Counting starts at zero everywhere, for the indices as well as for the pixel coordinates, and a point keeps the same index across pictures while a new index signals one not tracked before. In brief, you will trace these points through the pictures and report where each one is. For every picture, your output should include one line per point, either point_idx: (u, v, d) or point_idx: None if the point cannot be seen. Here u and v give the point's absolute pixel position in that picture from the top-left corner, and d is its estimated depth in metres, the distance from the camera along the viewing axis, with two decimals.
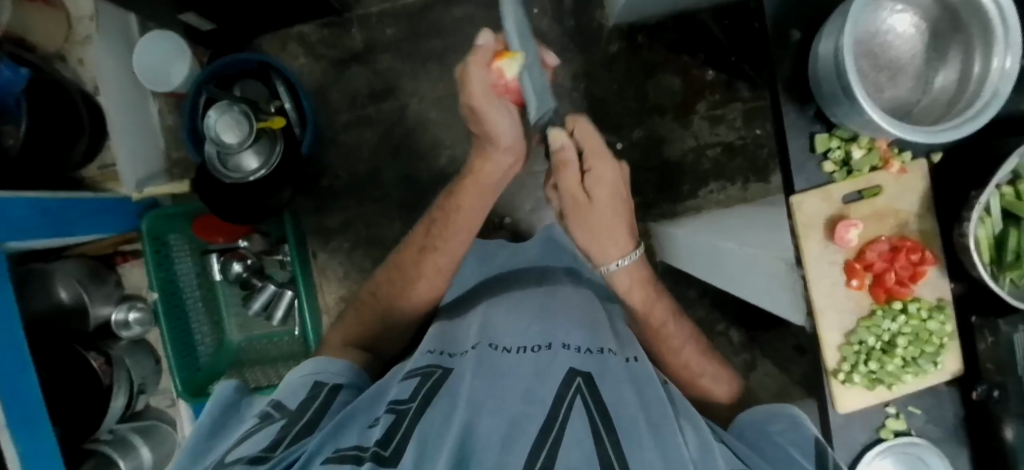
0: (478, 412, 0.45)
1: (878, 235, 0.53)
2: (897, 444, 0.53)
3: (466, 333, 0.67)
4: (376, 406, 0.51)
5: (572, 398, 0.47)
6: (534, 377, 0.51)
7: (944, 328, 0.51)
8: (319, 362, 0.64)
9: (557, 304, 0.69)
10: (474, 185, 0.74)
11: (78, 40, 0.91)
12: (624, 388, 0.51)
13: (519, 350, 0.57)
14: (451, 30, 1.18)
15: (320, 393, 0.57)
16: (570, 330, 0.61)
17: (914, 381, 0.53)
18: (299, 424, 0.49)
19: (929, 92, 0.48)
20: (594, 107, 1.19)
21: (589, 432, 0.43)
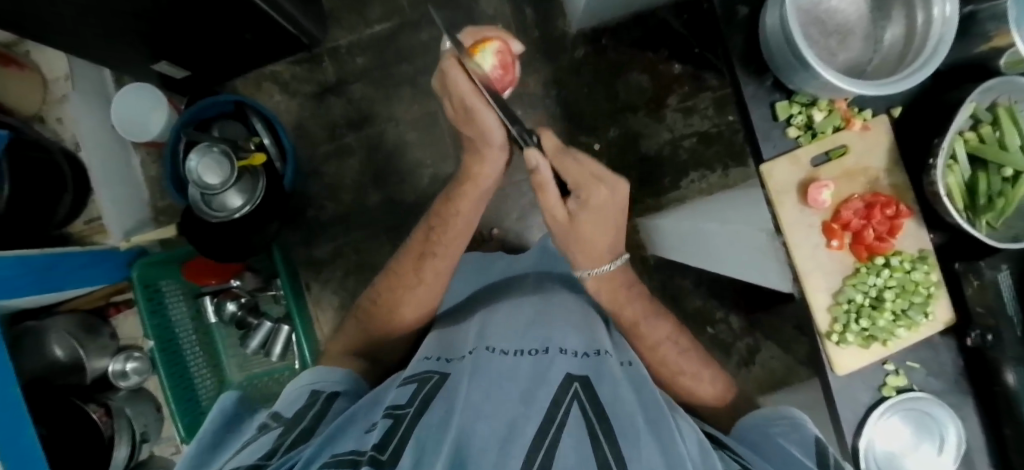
0: (476, 410, 0.44)
1: (851, 194, 0.53)
2: (901, 400, 0.53)
3: (462, 340, 0.67)
4: (374, 412, 0.51)
5: (569, 403, 0.46)
6: (531, 380, 0.50)
7: (928, 277, 0.52)
8: (320, 371, 0.64)
9: (552, 307, 0.69)
10: (472, 186, 0.78)
11: (55, 100, 0.93)
12: (621, 389, 0.51)
13: (516, 351, 0.57)
14: (420, 53, 1.21)
15: (316, 402, 0.57)
16: (566, 333, 0.61)
17: (907, 335, 0.53)
18: (296, 431, 0.49)
19: (880, 50, 0.49)
20: (568, 111, 1.21)
21: (586, 434, 0.43)
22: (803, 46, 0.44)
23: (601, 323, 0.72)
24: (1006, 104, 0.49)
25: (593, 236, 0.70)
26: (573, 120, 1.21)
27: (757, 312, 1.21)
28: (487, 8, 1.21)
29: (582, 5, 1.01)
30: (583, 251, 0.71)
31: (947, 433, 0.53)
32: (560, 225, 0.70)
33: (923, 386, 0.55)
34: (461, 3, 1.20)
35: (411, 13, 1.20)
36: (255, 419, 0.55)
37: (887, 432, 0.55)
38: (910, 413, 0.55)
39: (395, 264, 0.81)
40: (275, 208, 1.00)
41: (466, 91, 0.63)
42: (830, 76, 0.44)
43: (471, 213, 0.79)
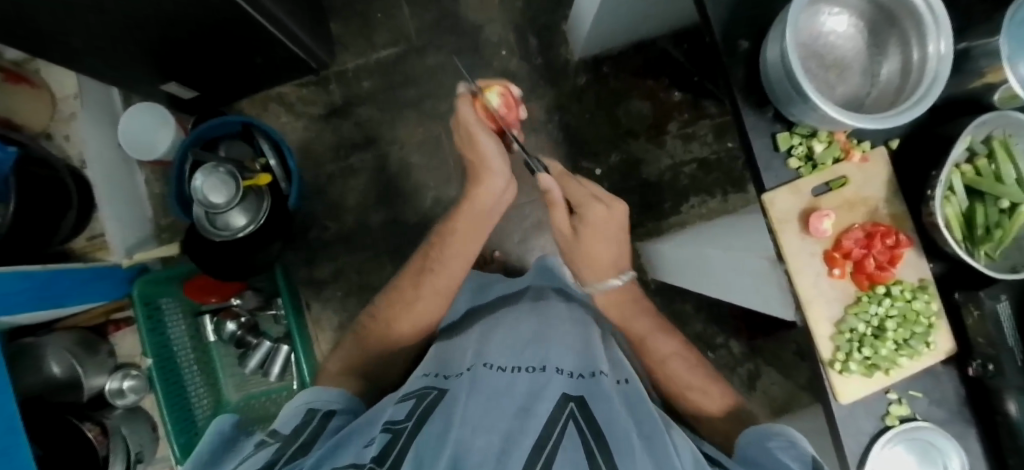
0: (473, 429, 0.44)
1: (851, 224, 0.54)
2: (905, 429, 0.53)
3: (460, 352, 0.66)
4: (371, 427, 0.50)
5: (564, 422, 0.46)
6: (527, 399, 0.50)
7: (929, 308, 0.53)
8: (317, 391, 0.63)
9: (551, 323, 0.69)
10: (469, 215, 0.84)
11: (63, 118, 0.94)
12: (616, 407, 0.51)
13: (512, 368, 0.56)
14: (425, 77, 1.23)
15: (313, 421, 0.56)
16: (564, 351, 0.61)
17: (910, 364, 0.53)
18: (291, 448, 0.49)
19: (877, 84, 0.51)
20: (570, 136, 1.23)
21: (580, 453, 0.43)
22: (801, 80, 0.46)
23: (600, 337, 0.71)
24: (1000, 137, 0.50)
25: (603, 255, 0.80)
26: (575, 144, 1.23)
27: (758, 338, 1.21)
28: (491, 35, 1.24)
29: (585, 35, 1.04)
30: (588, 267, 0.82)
31: (949, 462, 0.53)
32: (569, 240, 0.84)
33: (926, 415, 0.55)
34: (466, 30, 1.23)
35: (417, 38, 1.23)
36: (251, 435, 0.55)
37: (892, 462, 0.54)
38: (915, 443, 0.54)
39: (395, 282, 0.83)
40: (278, 227, 1.01)
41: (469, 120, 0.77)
42: (831, 110, 0.46)
43: (468, 234, 0.83)
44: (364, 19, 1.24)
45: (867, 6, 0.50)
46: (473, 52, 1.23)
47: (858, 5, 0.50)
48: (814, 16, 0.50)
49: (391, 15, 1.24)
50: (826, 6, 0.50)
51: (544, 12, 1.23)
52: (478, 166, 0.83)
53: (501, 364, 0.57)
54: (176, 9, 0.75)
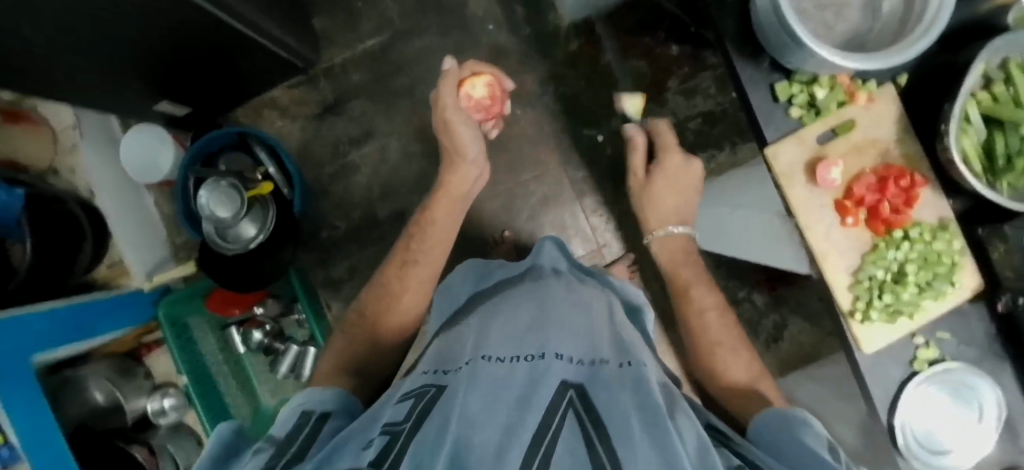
0: (468, 422, 0.41)
1: (861, 169, 0.53)
2: (935, 373, 0.53)
3: (460, 347, 0.62)
4: (370, 429, 0.46)
5: (564, 411, 0.43)
6: (527, 387, 0.47)
7: (953, 247, 0.51)
8: (315, 396, 0.58)
9: (552, 309, 0.66)
10: (448, 195, 0.86)
11: (66, 150, 0.96)
12: (618, 392, 0.47)
13: (511, 357, 0.54)
14: (414, 62, 1.21)
15: (308, 424, 0.51)
16: (564, 338, 0.58)
17: (934, 306, 0.52)
18: (291, 447, 0.44)
19: (879, 19, 0.48)
20: (568, 106, 1.20)
21: (580, 437, 0.39)
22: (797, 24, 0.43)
23: (605, 322, 0.68)
24: (1017, 60, 0.47)
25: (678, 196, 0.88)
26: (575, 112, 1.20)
27: (781, 288, 1.19)
28: (476, 11, 1.20)
29: None
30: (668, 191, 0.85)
31: (983, 392, 0.52)
32: (639, 180, 0.90)
33: (960, 356, 0.54)
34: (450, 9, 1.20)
35: (401, 23, 1.20)
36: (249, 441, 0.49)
37: (925, 407, 0.54)
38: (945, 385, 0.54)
39: (381, 276, 0.82)
40: (288, 235, 1.02)
41: (450, 105, 0.84)
42: (832, 54, 0.43)
43: (446, 221, 0.86)
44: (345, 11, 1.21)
45: None
46: (459, 31, 1.20)
47: None
48: None
49: (371, 4, 1.20)
50: None
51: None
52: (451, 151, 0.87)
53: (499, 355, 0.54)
54: (153, 30, 0.74)
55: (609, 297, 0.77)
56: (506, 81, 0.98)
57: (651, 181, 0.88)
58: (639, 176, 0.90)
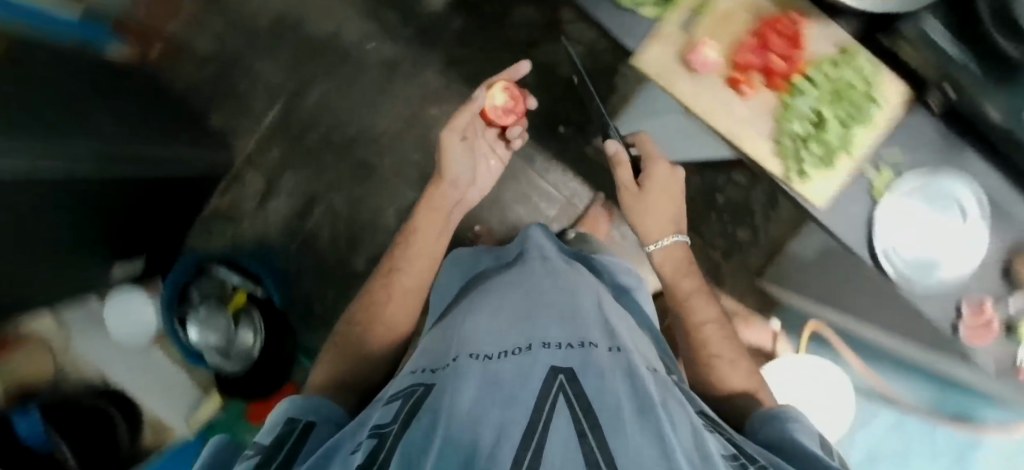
0: (460, 425, 0.37)
1: (738, 35, 0.50)
2: (903, 187, 0.51)
3: (444, 342, 0.58)
4: (358, 430, 0.46)
5: (554, 396, 0.39)
6: (513, 380, 0.42)
7: (861, 70, 0.48)
8: (299, 398, 0.53)
9: (539, 295, 0.60)
10: (432, 217, 0.79)
11: (65, 350, 0.99)
12: (610, 379, 0.43)
13: (503, 349, 0.49)
14: (316, 117, 1.11)
15: (292, 436, 0.48)
16: (550, 324, 0.53)
17: (867, 134, 0.50)
18: (274, 463, 0.43)
19: None
20: (480, 82, 1.08)
21: (570, 429, 0.35)
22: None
23: (594, 299, 0.62)
24: None
25: (664, 206, 0.69)
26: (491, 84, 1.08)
27: None
28: (351, 34, 1.08)
29: None
30: (656, 205, 0.69)
31: (962, 199, 0.50)
32: (630, 194, 0.70)
33: (914, 167, 0.51)
34: (325, 47, 1.08)
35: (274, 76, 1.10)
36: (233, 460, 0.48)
37: (911, 224, 0.52)
38: (934, 201, 0.51)
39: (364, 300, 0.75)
40: (284, 331, 1.03)
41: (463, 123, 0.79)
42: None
43: (429, 230, 0.78)
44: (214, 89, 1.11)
45: None
46: (346, 64, 1.09)
47: None
48: None
49: (254, 77, 1.10)
50: None
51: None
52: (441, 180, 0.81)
53: (485, 346, 0.51)
54: (31, 228, 0.69)
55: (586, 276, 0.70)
56: (522, 70, 0.81)
57: (641, 187, 0.69)
58: (630, 188, 0.70)
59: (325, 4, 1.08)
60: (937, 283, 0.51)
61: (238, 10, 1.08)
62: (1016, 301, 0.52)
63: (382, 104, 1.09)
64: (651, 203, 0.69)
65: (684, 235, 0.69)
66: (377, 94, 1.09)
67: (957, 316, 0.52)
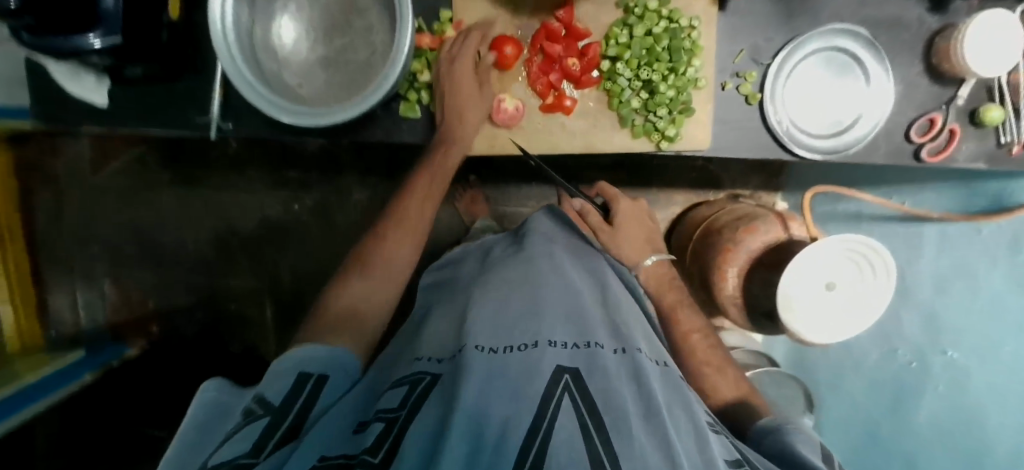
0: (470, 408, 0.30)
1: (525, 64, 0.48)
2: (778, 67, 0.46)
3: (436, 328, 0.46)
4: (364, 403, 0.38)
5: (559, 398, 0.32)
6: (516, 369, 0.34)
7: (649, 14, 0.45)
8: (311, 346, 0.43)
9: (541, 266, 0.49)
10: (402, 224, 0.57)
11: None
12: (623, 383, 0.34)
13: (510, 335, 0.38)
14: (301, 291, 1.07)
15: (304, 391, 0.38)
16: (558, 311, 0.42)
17: (701, 60, 0.46)
18: (278, 431, 0.34)
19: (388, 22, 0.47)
20: (399, 165, 1.02)
21: (574, 428, 0.29)
22: (290, 109, 0.44)
23: (594, 272, 0.52)
24: None
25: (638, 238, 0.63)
26: (408, 168, 1.01)
27: None
28: (274, 205, 1.06)
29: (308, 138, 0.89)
30: (625, 237, 0.62)
31: (843, 45, 0.47)
32: (603, 233, 0.62)
33: (778, 44, 0.47)
34: (265, 236, 1.07)
35: (243, 276, 1.08)
36: (240, 397, 0.39)
37: (807, 95, 0.48)
38: (811, 61, 0.48)
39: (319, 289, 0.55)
40: None
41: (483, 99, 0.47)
42: (344, 115, 0.43)
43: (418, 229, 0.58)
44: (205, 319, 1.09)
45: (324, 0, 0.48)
46: (290, 234, 1.07)
47: (308, 10, 0.48)
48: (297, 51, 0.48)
49: (235, 293, 1.08)
50: (288, 32, 0.48)
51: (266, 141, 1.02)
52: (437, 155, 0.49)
53: (482, 323, 0.40)
54: None
55: (547, 237, 0.56)
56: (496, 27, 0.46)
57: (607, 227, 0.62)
58: (602, 228, 0.62)
59: (239, 199, 1.06)
60: (852, 140, 0.48)
61: (178, 254, 1.09)
62: (958, 93, 0.47)
63: (341, 240, 1.06)
64: (623, 238, 0.62)
65: (660, 255, 0.63)
66: (328, 239, 1.06)
67: (914, 143, 0.49)
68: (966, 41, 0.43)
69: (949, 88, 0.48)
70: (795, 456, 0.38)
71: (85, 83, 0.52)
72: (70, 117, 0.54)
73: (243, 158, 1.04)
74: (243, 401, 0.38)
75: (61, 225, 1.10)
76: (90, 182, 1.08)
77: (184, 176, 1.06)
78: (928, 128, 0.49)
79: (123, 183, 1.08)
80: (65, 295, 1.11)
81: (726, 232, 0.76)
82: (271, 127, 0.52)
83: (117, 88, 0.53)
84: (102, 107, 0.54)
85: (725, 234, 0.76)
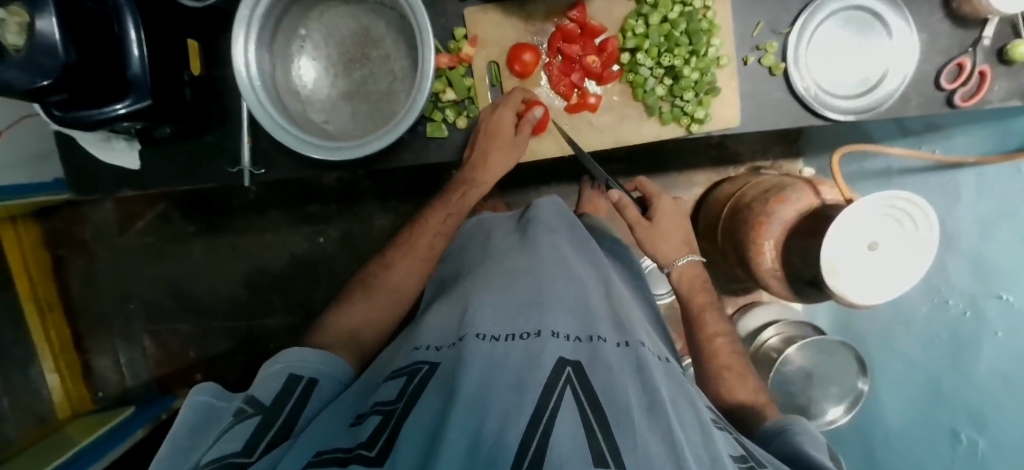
0: (470, 400, 0.30)
1: (545, 68, 0.49)
2: (799, 34, 0.46)
3: (435, 320, 0.46)
4: (362, 402, 0.38)
5: (561, 387, 0.32)
6: (518, 359, 0.34)
7: (662, 1, 0.45)
8: (302, 349, 0.46)
9: (541, 258, 0.49)
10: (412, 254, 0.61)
11: None
12: (624, 376, 0.35)
13: (511, 328, 0.39)
14: None
15: (296, 393, 0.41)
16: (560, 303, 0.42)
17: (720, 38, 0.46)
18: (273, 427, 0.37)
19: (407, 48, 0.47)
20: (416, 186, 1.02)
21: (577, 423, 0.29)
22: (321, 145, 0.44)
23: (592, 263, 0.52)
24: None
25: (675, 234, 0.64)
26: (425, 187, 1.02)
27: None
28: (298, 243, 1.07)
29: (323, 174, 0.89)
30: (664, 233, 0.64)
31: (863, 2, 0.46)
32: (641, 227, 0.64)
33: (794, 12, 0.47)
34: (293, 273, 1.08)
35: (276, 317, 1.09)
36: (233, 401, 0.41)
37: (830, 56, 0.48)
38: (830, 22, 0.47)
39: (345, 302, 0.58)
40: None
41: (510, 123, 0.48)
42: (378, 143, 0.43)
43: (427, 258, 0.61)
44: (245, 363, 1.10)
45: (341, 35, 0.48)
46: (318, 268, 1.08)
47: (325, 48, 0.48)
48: (321, 89, 0.49)
49: (272, 332, 1.09)
50: (308, 71, 0.48)
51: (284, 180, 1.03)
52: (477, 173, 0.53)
53: (483, 317, 0.40)
54: None
55: (547, 226, 0.55)
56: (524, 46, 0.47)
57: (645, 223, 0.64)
58: (641, 223, 0.64)
59: (264, 240, 1.08)
60: (884, 96, 0.47)
61: (211, 302, 1.11)
62: (984, 34, 0.47)
63: None
64: (660, 236, 0.63)
65: (696, 255, 0.64)
66: (355, 268, 1.07)
67: (944, 90, 0.48)
68: None
69: (973, 31, 0.47)
70: (801, 453, 0.41)
71: (116, 148, 0.53)
72: (105, 184, 0.55)
73: (263, 200, 1.06)
74: (236, 403, 0.40)
75: (95, 290, 1.12)
76: (118, 244, 1.10)
77: (208, 226, 1.08)
78: (957, 73, 0.48)
79: (150, 240, 1.10)
80: (106, 355, 1.12)
81: (755, 205, 0.75)
82: (301, 166, 0.53)
83: (147, 149, 0.54)
84: (135, 170, 0.55)
85: (755, 208, 0.75)
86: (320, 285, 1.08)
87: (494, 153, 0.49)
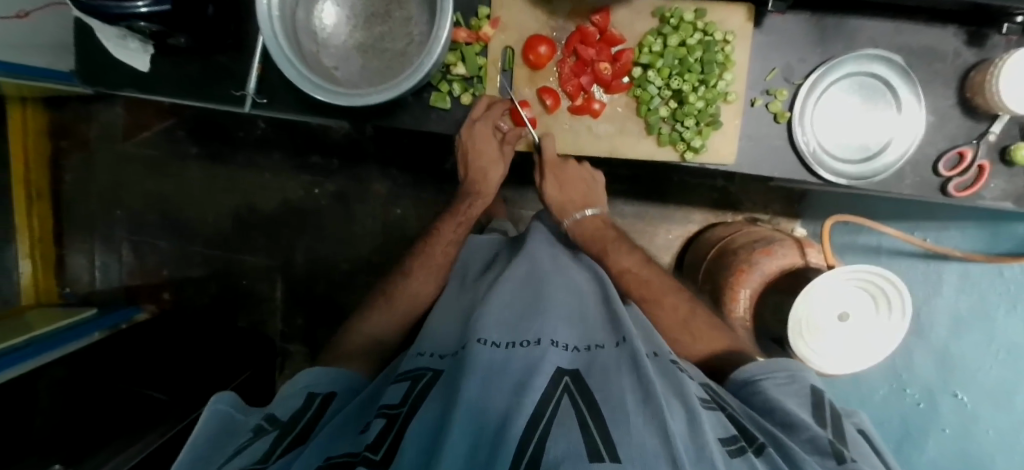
0: (470, 400, 0.30)
1: (557, 63, 0.50)
2: (811, 84, 0.47)
3: (438, 325, 0.47)
4: (369, 408, 0.38)
5: (559, 398, 0.32)
6: (518, 366, 0.34)
7: (684, 25, 0.47)
8: (319, 370, 0.45)
9: (546, 264, 0.49)
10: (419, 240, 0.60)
11: None
12: (621, 373, 0.34)
13: (512, 335, 0.38)
14: (314, 274, 1.08)
15: (311, 408, 0.40)
16: (560, 311, 0.42)
17: (733, 74, 0.47)
18: (287, 438, 0.36)
19: (429, 22, 0.48)
20: (420, 159, 1.03)
21: (574, 422, 0.29)
22: (319, 84, 0.44)
23: (597, 277, 0.51)
24: None
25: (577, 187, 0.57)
26: (429, 162, 1.02)
27: None
28: (293, 188, 1.08)
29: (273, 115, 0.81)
30: (558, 191, 0.56)
31: (876, 70, 0.47)
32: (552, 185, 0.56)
33: (811, 66, 0.48)
34: (283, 218, 1.09)
35: (256, 256, 1.10)
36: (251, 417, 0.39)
37: (838, 114, 0.49)
38: (846, 84, 0.48)
39: None
40: None
41: (488, 142, 0.53)
42: (369, 96, 0.44)
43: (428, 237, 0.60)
44: (215, 294, 1.11)
45: None
46: (308, 218, 1.08)
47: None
48: (335, 34, 0.49)
49: (249, 270, 1.10)
50: (329, 12, 0.49)
51: (294, 125, 1.04)
52: (476, 178, 0.58)
53: (485, 321, 0.40)
54: None
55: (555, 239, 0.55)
56: (538, 40, 0.49)
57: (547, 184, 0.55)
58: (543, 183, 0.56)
59: (262, 180, 1.08)
60: (881, 167, 0.47)
61: (198, 228, 1.11)
62: (990, 129, 0.47)
63: (358, 228, 1.07)
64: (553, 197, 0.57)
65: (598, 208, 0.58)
66: (343, 227, 1.07)
67: (941, 176, 0.48)
68: (1002, 75, 0.42)
69: (981, 124, 0.47)
70: (773, 402, 0.39)
71: (129, 47, 0.54)
72: (110, 80, 0.56)
73: (270, 140, 1.06)
74: (256, 419, 0.39)
75: (86, 189, 1.12)
76: (118, 149, 1.11)
77: (211, 153, 1.09)
78: (957, 161, 0.48)
79: (151, 153, 1.10)
80: (82, 253, 1.13)
81: (741, 253, 0.74)
82: (302, 106, 0.54)
83: (159, 56, 0.55)
84: (143, 73, 0.56)
85: (739, 255, 0.74)
86: (304, 235, 1.08)
87: (482, 154, 0.54)
